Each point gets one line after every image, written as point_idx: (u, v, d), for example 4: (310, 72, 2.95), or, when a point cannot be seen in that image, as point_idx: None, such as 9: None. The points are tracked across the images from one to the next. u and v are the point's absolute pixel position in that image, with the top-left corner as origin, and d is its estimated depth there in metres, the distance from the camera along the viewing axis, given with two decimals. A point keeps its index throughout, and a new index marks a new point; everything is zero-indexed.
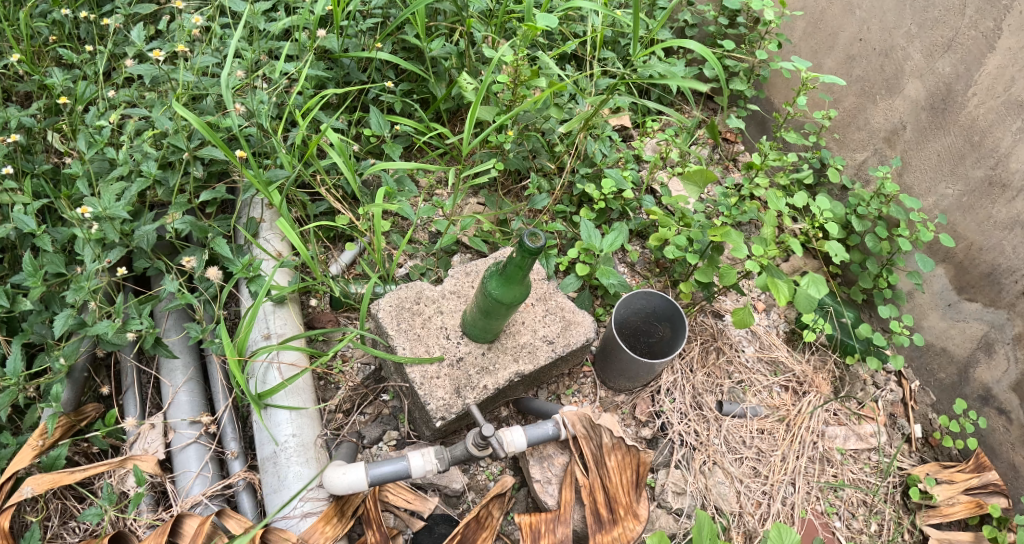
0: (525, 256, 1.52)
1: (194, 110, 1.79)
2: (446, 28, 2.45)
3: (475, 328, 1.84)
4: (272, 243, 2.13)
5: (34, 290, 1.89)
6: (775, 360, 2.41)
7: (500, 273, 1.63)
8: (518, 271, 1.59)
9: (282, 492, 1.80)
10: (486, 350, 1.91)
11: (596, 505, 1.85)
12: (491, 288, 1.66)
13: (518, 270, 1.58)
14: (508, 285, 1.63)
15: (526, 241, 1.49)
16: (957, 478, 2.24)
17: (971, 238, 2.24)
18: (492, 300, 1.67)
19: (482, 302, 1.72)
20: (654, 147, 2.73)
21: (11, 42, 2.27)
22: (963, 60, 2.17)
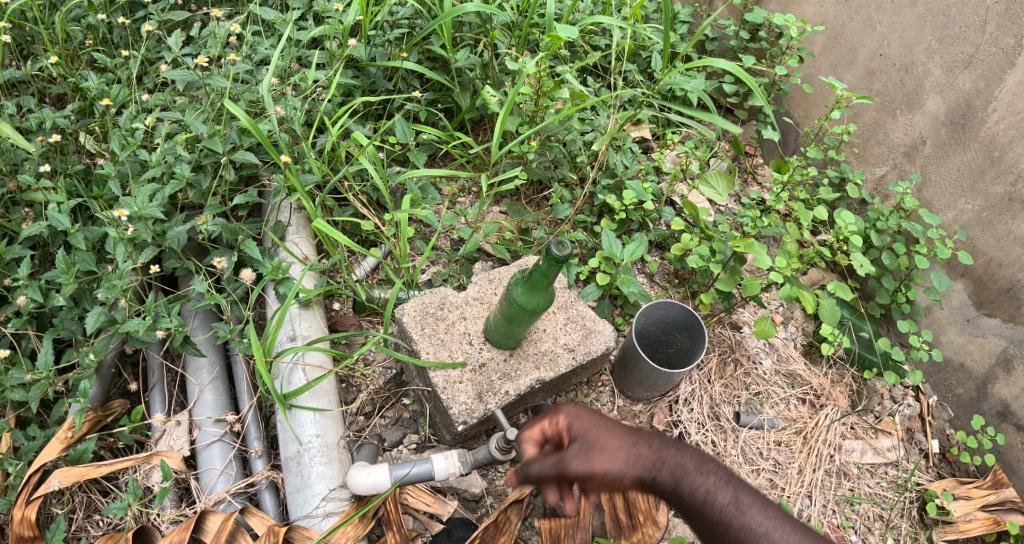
0: (555, 263, 1.54)
1: (233, 113, 1.84)
2: (471, 39, 2.49)
3: (499, 333, 1.86)
4: (300, 246, 2.17)
5: (66, 287, 1.93)
6: (792, 373, 2.41)
7: (527, 278, 1.65)
8: (547, 278, 1.60)
9: (305, 491, 1.83)
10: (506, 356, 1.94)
11: (615, 510, 1.87)
12: (518, 292, 1.67)
13: (546, 276, 1.60)
14: (536, 290, 1.65)
15: (555, 247, 1.50)
16: (974, 494, 2.24)
17: (991, 253, 2.25)
18: (517, 305, 1.69)
19: (507, 307, 1.74)
20: (674, 159, 2.76)
21: (48, 45, 2.34)
22: (984, 76, 2.18)
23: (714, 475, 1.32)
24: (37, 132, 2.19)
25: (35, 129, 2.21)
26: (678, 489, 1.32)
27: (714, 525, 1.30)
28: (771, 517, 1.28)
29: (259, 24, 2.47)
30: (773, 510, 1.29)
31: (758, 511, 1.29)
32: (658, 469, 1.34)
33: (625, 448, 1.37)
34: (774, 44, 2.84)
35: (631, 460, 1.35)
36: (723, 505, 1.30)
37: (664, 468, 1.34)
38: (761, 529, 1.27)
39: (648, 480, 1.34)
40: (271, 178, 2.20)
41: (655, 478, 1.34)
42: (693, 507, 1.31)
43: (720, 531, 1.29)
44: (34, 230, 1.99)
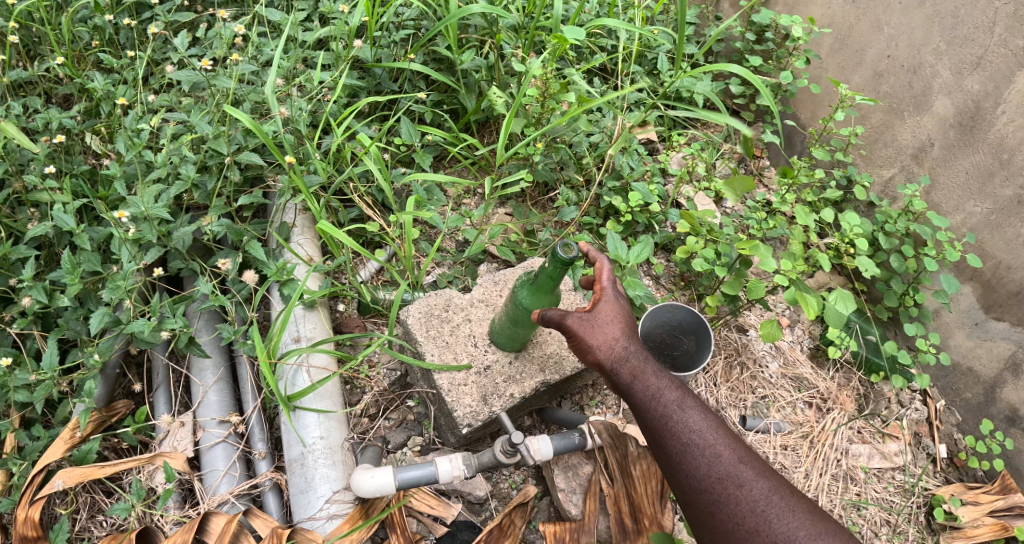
0: (561, 265, 1.53)
1: (239, 114, 1.84)
2: (477, 40, 2.49)
3: (506, 336, 1.85)
4: (304, 247, 2.17)
5: (71, 287, 1.93)
6: (799, 377, 2.40)
7: (533, 281, 1.64)
8: (554, 281, 1.59)
9: (308, 493, 1.82)
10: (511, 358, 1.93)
11: (621, 515, 1.85)
12: (525, 296, 1.66)
13: (552, 279, 1.59)
14: (544, 294, 1.64)
15: (561, 250, 1.49)
16: (982, 500, 2.23)
17: (1000, 256, 2.23)
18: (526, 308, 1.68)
19: (513, 309, 1.73)
20: (680, 161, 2.75)
21: (54, 46, 2.34)
22: (993, 78, 2.17)
23: (670, 380, 1.51)
24: (43, 133, 2.19)
25: (41, 129, 2.22)
26: (635, 383, 1.50)
27: (654, 416, 1.47)
28: (706, 421, 1.46)
29: (265, 26, 2.47)
30: (712, 418, 1.47)
31: (698, 416, 1.47)
32: (631, 358, 1.51)
33: (610, 337, 1.52)
34: (780, 46, 2.83)
35: (608, 345, 1.52)
36: (672, 403, 1.47)
37: (632, 362, 1.51)
38: (695, 429, 1.45)
39: (617, 367, 1.51)
40: (276, 179, 2.20)
41: (619, 368, 1.51)
42: (645, 400, 1.48)
43: (660, 424, 1.47)
44: (39, 230, 2.00)
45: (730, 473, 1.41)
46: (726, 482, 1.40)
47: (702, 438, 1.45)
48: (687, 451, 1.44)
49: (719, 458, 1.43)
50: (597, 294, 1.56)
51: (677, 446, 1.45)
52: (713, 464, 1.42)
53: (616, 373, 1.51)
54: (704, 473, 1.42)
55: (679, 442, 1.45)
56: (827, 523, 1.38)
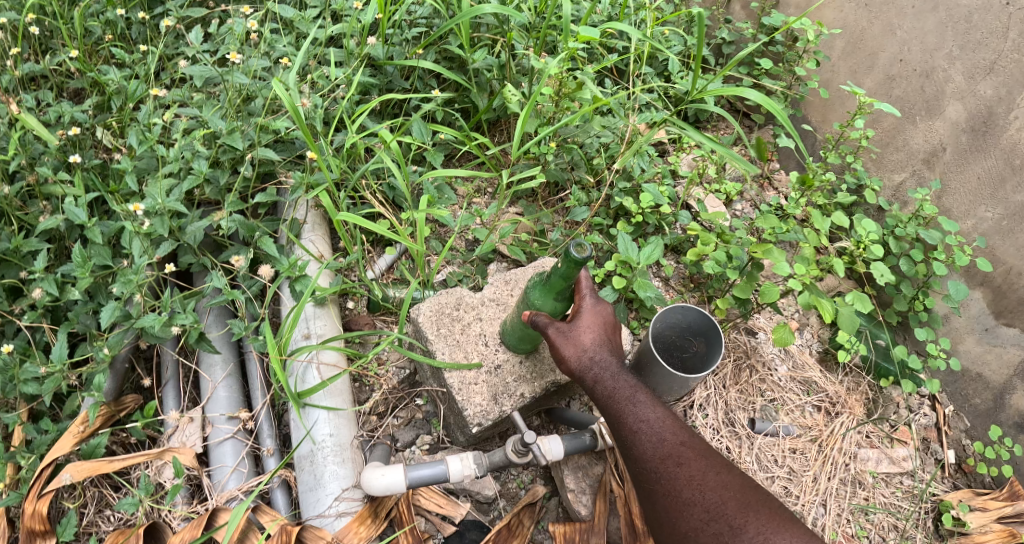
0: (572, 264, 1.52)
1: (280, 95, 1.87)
2: (489, 39, 2.49)
3: (515, 336, 1.84)
4: (316, 244, 2.18)
5: (81, 281, 1.92)
6: (808, 380, 2.39)
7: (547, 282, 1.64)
8: (567, 281, 1.59)
9: (317, 490, 1.82)
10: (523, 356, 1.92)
11: (632, 516, 1.83)
12: (537, 296, 1.66)
13: (564, 279, 1.58)
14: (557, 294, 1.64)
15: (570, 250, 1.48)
16: (990, 506, 2.22)
17: (1011, 262, 2.23)
18: (537, 308, 1.68)
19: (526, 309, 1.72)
20: (690, 163, 2.76)
21: (67, 40, 2.35)
22: (1006, 83, 2.18)
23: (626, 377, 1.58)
24: (55, 126, 2.20)
25: (53, 123, 2.22)
26: (595, 383, 1.57)
27: (608, 409, 1.55)
28: (655, 411, 1.53)
29: (277, 23, 2.48)
30: (663, 410, 1.54)
31: (648, 407, 1.54)
32: (594, 357, 1.59)
33: (579, 341, 1.61)
34: (791, 48, 2.83)
35: (576, 347, 1.60)
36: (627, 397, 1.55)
37: (595, 361, 1.59)
38: (644, 419, 1.52)
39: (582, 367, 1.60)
40: (287, 176, 2.21)
41: (583, 368, 1.60)
42: (602, 395, 1.56)
43: (613, 414, 1.54)
44: (50, 224, 1.99)
45: (674, 455, 1.48)
46: (675, 461, 1.47)
47: (650, 428, 1.52)
48: (636, 438, 1.51)
49: (665, 441, 1.50)
50: (577, 305, 1.66)
51: (631, 435, 1.52)
52: (658, 446, 1.49)
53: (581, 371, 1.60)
54: (650, 455, 1.49)
55: (628, 431, 1.52)
56: (758, 495, 1.48)
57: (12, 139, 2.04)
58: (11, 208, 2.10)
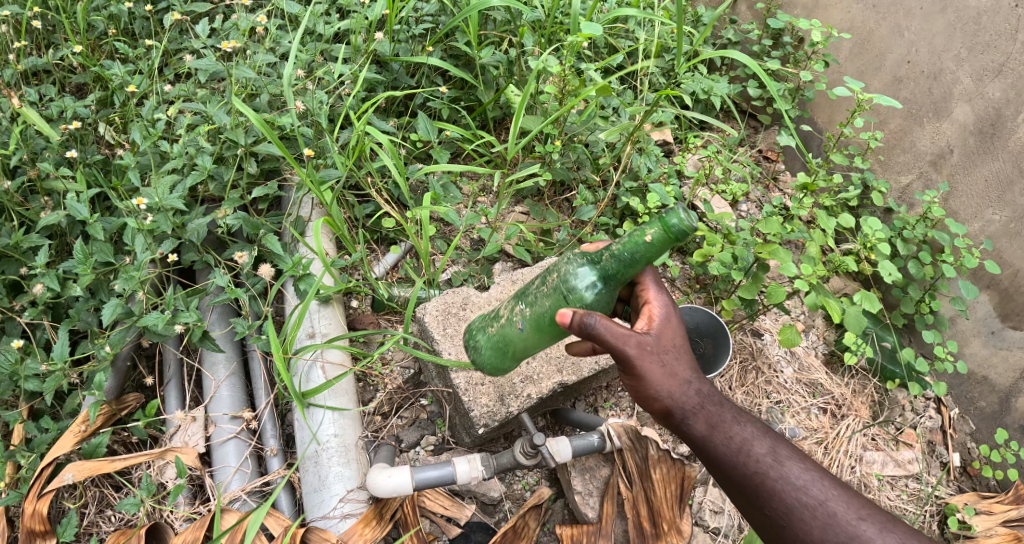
0: (660, 240, 1.25)
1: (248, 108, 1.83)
2: (496, 37, 2.48)
3: (508, 334, 1.54)
4: (320, 242, 2.15)
5: (83, 277, 1.90)
6: (813, 382, 2.38)
7: (602, 259, 1.35)
8: (636, 264, 1.30)
9: (322, 491, 1.80)
10: (491, 370, 1.64)
11: (639, 518, 1.84)
12: (577, 278, 1.37)
13: (634, 260, 1.30)
14: (604, 278, 1.35)
15: (670, 218, 1.22)
16: (995, 509, 2.21)
17: (1018, 265, 2.22)
18: (573, 294, 1.37)
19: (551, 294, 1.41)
20: (696, 163, 2.75)
21: (70, 35, 2.33)
22: (1014, 86, 2.16)
23: (745, 423, 1.43)
24: (57, 121, 2.18)
25: (55, 118, 2.21)
26: (721, 438, 1.41)
27: (748, 474, 1.39)
28: (807, 471, 1.40)
29: (282, 18, 2.46)
30: (815, 472, 1.39)
31: (797, 467, 1.40)
32: (696, 392, 1.42)
33: (676, 368, 1.41)
34: (798, 48, 2.82)
35: (674, 376, 1.40)
36: (750, 441, 1.41)
37: (700, 398, 1.42)
38: (797, 483, 1.38)
39: (681, 401, 1.40)
40: (292, 173, 2.19)
41: (685, 403, 1.41)
42: (734, 455, 1.40)
43: (757, 480, 1.39)
44: (52, 220, 1.97)
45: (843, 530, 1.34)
46: (820, 517, 1.35)
47: (806, 495, 1.37)
48: (793, 511, 1.36)
49: (832, 515, 1.36)
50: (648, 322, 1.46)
51: (759, 483, 1.39)
52: (819, 519, 1.35)
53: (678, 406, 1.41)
54: (812, 531, 1.35)
55: (783, 502, 1.37)
56: None
57: (14, 134, 2.02)
58: (13, 203, 2.09)
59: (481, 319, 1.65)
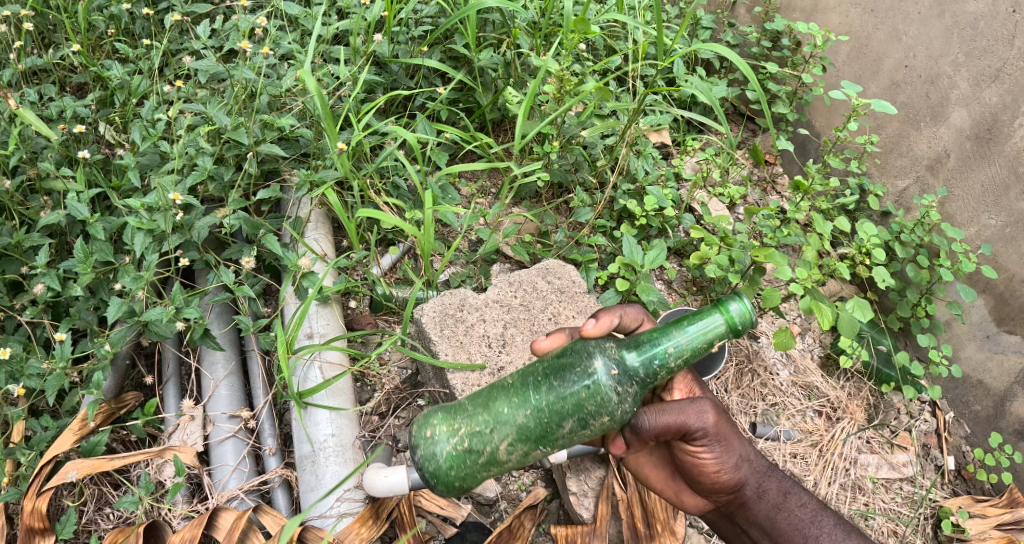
0: (718, 334, 1.22)
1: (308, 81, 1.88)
2: (494, 39, 2.49)
3: (491, 456, 1.24)
4: (320, 243, 2.18)
5: (83, 277, 1.91)
6: (809, 385, 2.39)
7: (649, 358, 1.21)
8: (687, 364, 1.23)
9: (319, 491, 1.81)
10: (446, 495, 1.30)
11: (633, 519, 1.85)
12: (620, 395, 1.19)
13: (687, 358, 1.22)
14: (644, 386, 1.23)
15: (735, 312, 1.21)
16: (989, 513, 2.22)
17: (1013, 269, 2.23)
18: (614, 412, 1.20)
19: (578, 410, 1.19)
20: (694, 165, 2.75)
21: (71, 34, 2.35)
22: (1012, 91, 2.18)
23: (803, 495, 1.64)
24: (57, 121, 2.19)
25: (56, 117, 2.22)
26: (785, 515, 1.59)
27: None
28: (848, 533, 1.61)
29: (282, 19, 2.47)
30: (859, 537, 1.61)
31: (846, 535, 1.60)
32: (753, 465, 1.59)
33: (737, 449, 1.55)
34: (795, 52, 2.83)
35: (737, 454, 1.54)
36: (804, 511, 1.61)
37: (757, 471, 1.60)
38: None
39: (743, 476, 1.56)
40: (291, 174, 2.21)
41: (747, 475, 1.58)
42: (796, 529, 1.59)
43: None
44: (52, 219, 1.99)
45: None
46: None
47: None
48: None
49: None
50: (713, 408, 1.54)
51: None
52: None
53: (739, 479, 1.56)
54: None
55: None
56: None
57: (15, 134, 2.04)
58: (13, 202, 2.10)
59: (441, 414, 1.30)
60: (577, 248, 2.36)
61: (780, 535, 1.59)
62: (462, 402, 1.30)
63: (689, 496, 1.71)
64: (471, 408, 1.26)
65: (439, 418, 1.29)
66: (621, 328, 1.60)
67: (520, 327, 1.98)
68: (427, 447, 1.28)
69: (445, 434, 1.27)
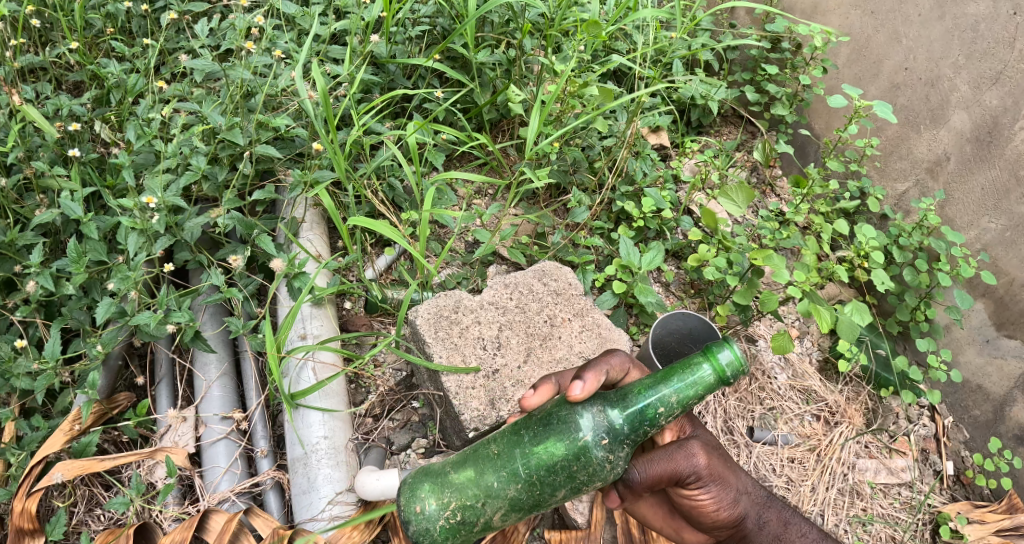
0: (708, 385, 1.21)
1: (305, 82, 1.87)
2: (493, 39, 2.48)
3: (485, 525, 1.28)
4: (314, 243, 2.17)
5: (76, 276, 1.90)
6: (807, 389, 2.37)
7: (637, 419, 1.21)
8: (676, 418, 1.24)
9: (310, 493, 1.79)
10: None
11: (628, 525, 1.85)
12: (613, 462, 1.23)
13: (678, 411, 1.23)
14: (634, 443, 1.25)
15: (724, 362, 1.20)
16: (989, 518, 2.20)
17: (1013, 273, 2.21)
18: (609, 476, 1.24)
19: (572, 479, 1.23)
20: (693, 167, 2.74)
21: (67, 32, 2.34)
22: (1012, 93, 2.16)
23: (802, 524, 1.63)
24: (53, 119, 2.18)
25: (51, 115, 2.21)
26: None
27: None
28: None
29: (279, 18, 2.46)
30: None
31: None
32: (752, 498, 1.58)
33: (734, 485, 1.53)
34: (795, 54, 2.82)
35: (734, 490, 1.53)
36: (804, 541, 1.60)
37: (756, 503, 1.59)
38: None
39: (742, 510, 1.55)
40: (286, 174, 2.20)
41: (746, 509, 1.57)
42: None
43: None
44: (45, 218, 1.97)
45: None
46: None
47: None
48: None
49: None
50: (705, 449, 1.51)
51: None
52: None
53: (738, 515, 1.55)
54: None
55: None
56: None
57: (10, 132, 2.03)
58: (7, 201, 2.08)
59: (428, 487, 1.30)
60: (574, 249, 2.34)
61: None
62: (447, 471, 1.31)
63: (690, 534, 1.69)
64: (459, 482, 1.27)
65: (426, 490, 1.30)
66: (608, 380, 1.47)
67: (516, 329, 1.96)
68: (421, 521, 1.29)
69: (435, 507, 1.28)
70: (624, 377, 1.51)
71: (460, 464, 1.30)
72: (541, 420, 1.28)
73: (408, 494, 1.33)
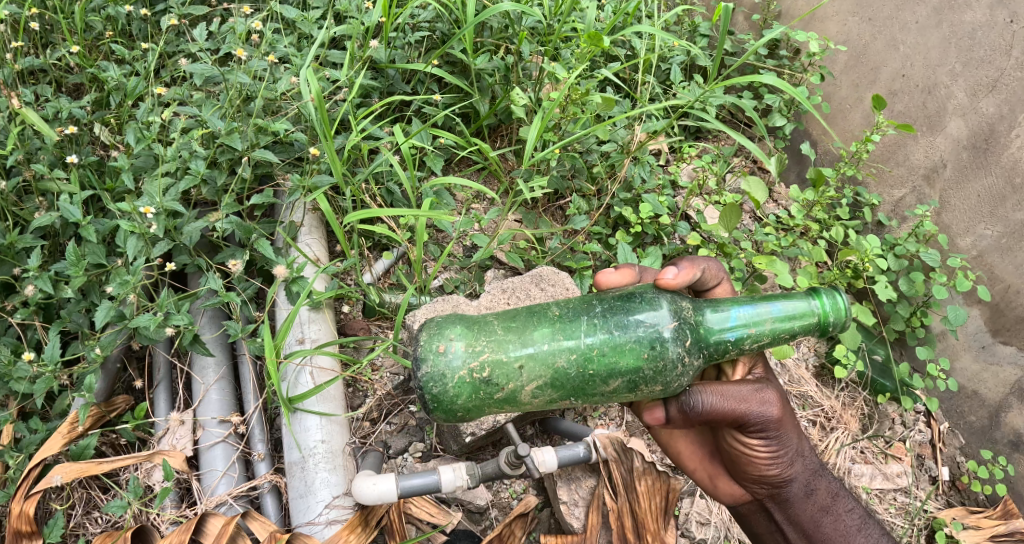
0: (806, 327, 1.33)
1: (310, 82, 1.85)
2: (492, 44, 2.49)
3: (512, 392, 1.28)
4: (312, 248, 2.19)
5: (75, 279, 1.91)
6: (804, 395, 2.38)
7: (726, 332, 1.32)
8: (766, 347, 1.35)
9: (308, 497, 1.80)
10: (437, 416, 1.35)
11: (623, 529, 1.84)
12: (686, 363, 1.29)
13: (768, 339, 1.33)
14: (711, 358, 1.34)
15: (828, 305, 1.32)
16: (984, 524, 2.22)
17: (1010, 280, 2.22)
18: (673, 382, 1.30)
19: (633, 370, 1.27)
20: (690, 172, 2.76)
21: (67, 35, 2.34)
22: (1009, 101, 2.17)
23: (849, 500, 1.62)
24: (53, 122, 2.19)
25: (51, 118, 2.22)
26: (825, 515, 1.57)
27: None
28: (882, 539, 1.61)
29: (279, 22, 2.48)
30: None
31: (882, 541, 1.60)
32: (806, 464, 1.54)
33: (795, 443, 1.51)
34: (793, 61, 2.84)
35: (794, 450, 1.50)
36: (851, 518, 1.58)
37: (807, 470, 1.56)
38: None
39: (794, 472, 1.52)
40: (285, 178, 2.21)
41: (798, 472, 1.53)
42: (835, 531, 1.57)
43: None
44: (45, 221, 1.98)
45: None
46: None
47: None
48: None
49: None
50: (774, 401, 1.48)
51: None
52: None
53: (788, 476, 1.52)
54: None
55: None
56: None
57: (10, 135, 2.03)
58: (7, 203, 2.09)
59: (461, 330, 1.32)
60: (572, 254, 2.35)
61: (821, 536, 1.56)
62: (490, 322, 1.34)
63: (724, 483, 1.66)
64: (503, 335, 1.30)
65: (458, 334, 1.31)
66: (699, 282, 1.61)
67: None
68: (440, 362, 1.30)
69: (463, 352, 1.30)
70: (714, 286, 1.65)
71: (507, 319, 1.34)
72: (620, 297, 1.36)
73: (433, 335, 1.35)
